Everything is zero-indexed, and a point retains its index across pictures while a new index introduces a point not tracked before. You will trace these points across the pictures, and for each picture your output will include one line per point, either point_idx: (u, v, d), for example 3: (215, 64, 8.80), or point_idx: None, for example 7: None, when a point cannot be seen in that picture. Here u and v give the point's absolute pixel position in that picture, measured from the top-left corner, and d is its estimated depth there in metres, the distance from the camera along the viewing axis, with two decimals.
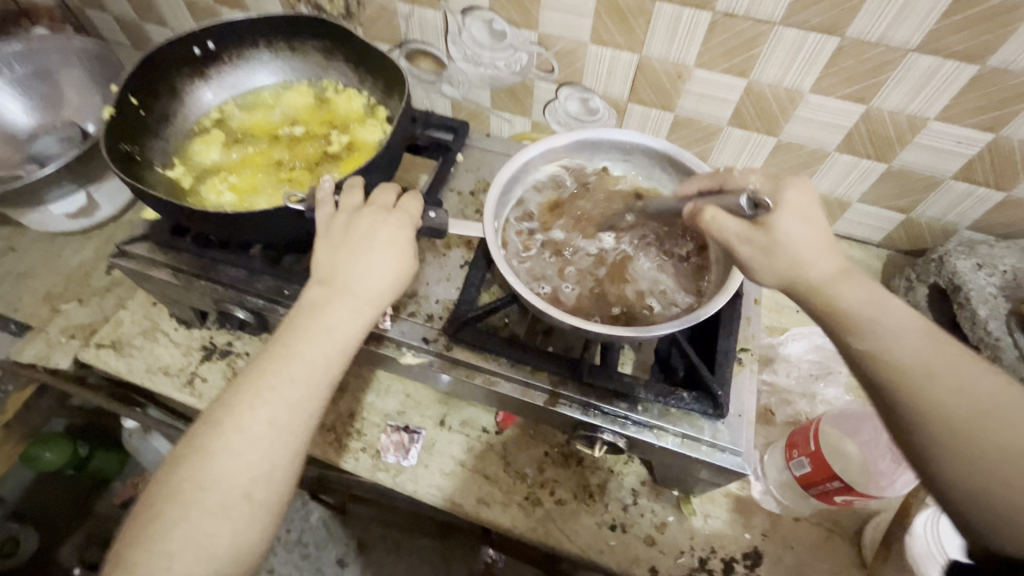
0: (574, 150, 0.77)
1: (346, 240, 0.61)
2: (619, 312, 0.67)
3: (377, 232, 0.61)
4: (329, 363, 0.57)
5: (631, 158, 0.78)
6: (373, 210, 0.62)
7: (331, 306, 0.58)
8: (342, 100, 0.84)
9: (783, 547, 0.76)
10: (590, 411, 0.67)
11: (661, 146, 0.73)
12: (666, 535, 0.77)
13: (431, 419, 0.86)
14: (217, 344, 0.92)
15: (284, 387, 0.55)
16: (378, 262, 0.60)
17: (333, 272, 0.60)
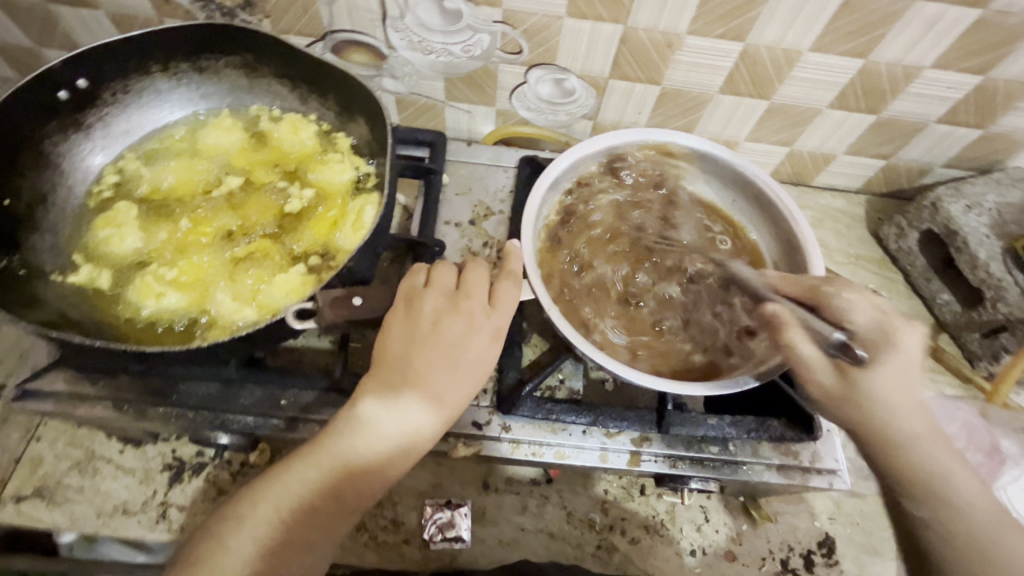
0: (601, 155, 0.66)
1: (425, 341, 0.46)
2: (690, 347, 0.60)
3: (468, 342, 0.47)
4: (367, 501, 0.46)
5: (665, 159, 0.68)
6: (472, 299, 0.49)
7: (380, 434, 0.45)
8: (285, 132, 0.66)
9: (852, 526, 0.77)
10: (676, 462, 0.60)
11: (703, 145, 0.64)
12: (744, 545, 0.75)
13: (473, 484, 0.75)
14: (184, 458, 0.73)
15: (300, 517, 0.44)
16: (462, 387, 0.46)
17: (401, 384, 0.46)
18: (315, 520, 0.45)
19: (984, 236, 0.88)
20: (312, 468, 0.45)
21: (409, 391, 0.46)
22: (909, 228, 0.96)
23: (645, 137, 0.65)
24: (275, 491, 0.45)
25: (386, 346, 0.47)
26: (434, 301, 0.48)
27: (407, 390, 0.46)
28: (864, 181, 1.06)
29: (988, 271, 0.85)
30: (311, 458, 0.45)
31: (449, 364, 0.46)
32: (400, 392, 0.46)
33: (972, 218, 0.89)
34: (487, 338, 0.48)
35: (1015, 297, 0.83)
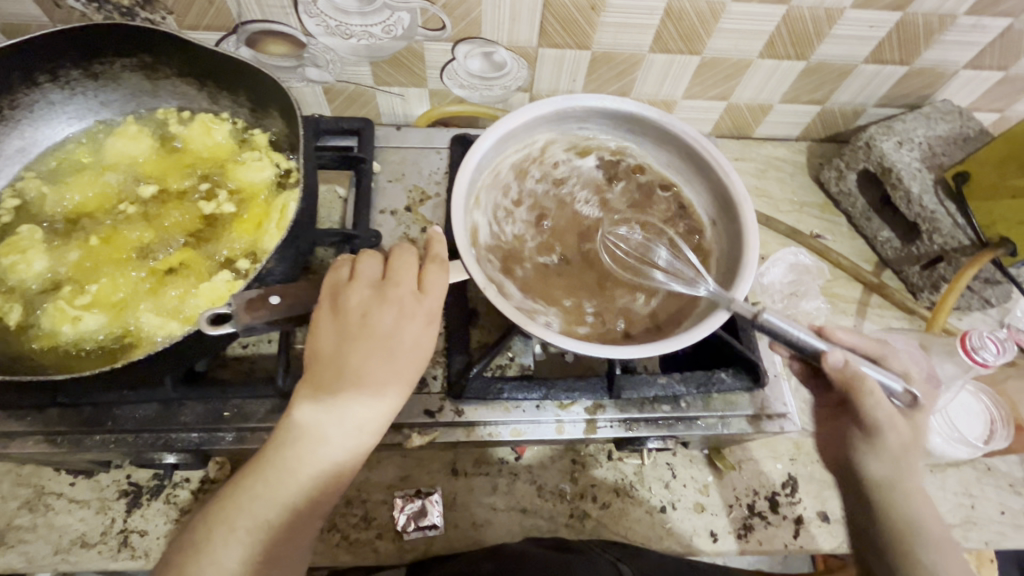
0: (530, 127, 0.64)
1: (357, 335, 0.45)
2: (635, 311, 0.60)
3: (403, 330, 0.46)
4: (321, 499, 0.45)
5: (596, 123, 0.67)
6: (400, 286, 0.47)
7: (326, 437, 0.44)
8: (197, 133, 0.63)
9: (811, 463, 0.80)
10: (631, 424, 0.61)
11: (631, 107, 0.63)
12: (712, 496, 0.77)
13: (442, 471, 0.75)
14: (142, 482, 0.71)
15: (260, 533, 0.43)
16: (403, 375, 0.46)
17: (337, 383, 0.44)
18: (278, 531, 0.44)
19: (917, 170, 0.90)
20: (262, 481, 0.44)
21: (345, 389, 0.44)
22: (847, 170, 0.97)
23: (572, 103, 0.63)
24: (230, 513, 0.43)
25: (317, 346, 0.46)
26: (361, 293, 0.47)
27: (345, 389, 0.44)
28: (802, 129, 1.07)
29: (922, 204, 0.87)
30: (260, 471, 0.44)
31: (385, 355, 0.45)
32: (337, 392, 0.44)
33: (903, 154, 0.91)
34: (421, 323, 0.46)
35: (948, 227, 0.86)
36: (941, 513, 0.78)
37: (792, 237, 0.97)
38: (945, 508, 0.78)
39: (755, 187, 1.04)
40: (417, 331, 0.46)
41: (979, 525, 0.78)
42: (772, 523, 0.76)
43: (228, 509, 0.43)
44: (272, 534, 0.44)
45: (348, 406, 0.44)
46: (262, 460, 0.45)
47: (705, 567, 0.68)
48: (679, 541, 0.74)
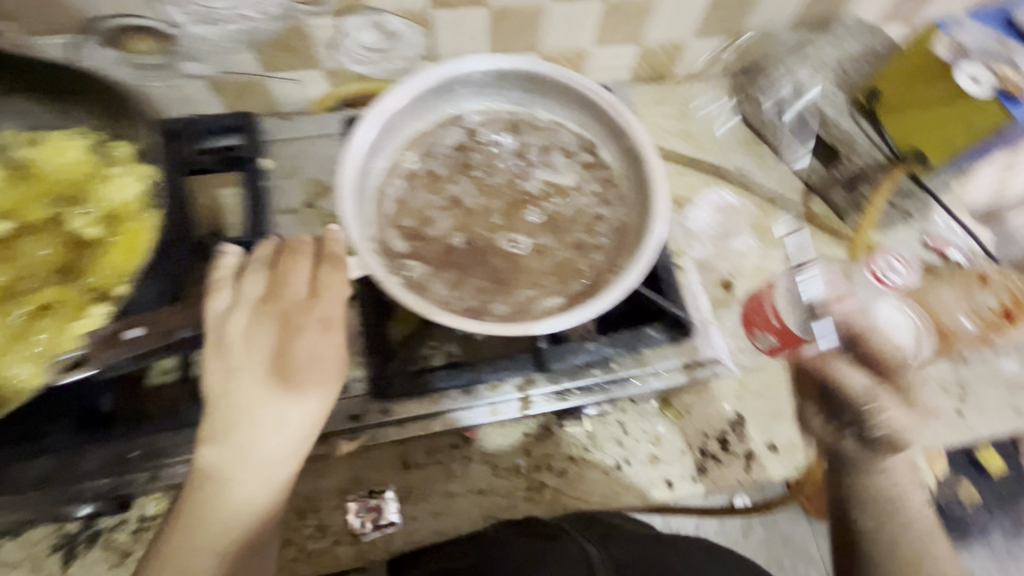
0: (422, 99, 0.60)
1: (256, 365, 0.44)
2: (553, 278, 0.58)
3: (298, 349, 0.43)
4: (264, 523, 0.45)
5: (498, 88, 0.63)
6: (291, 300, 0.45)
7: (239, 475, 0.43)
8: (47, 157, 0.57)
9: (756, 398, 0.81)
10: (566, 394, 0.60)
11: (525, 64, 0.59)
12: (665, 445, 0.78)
13: (392, 467, 0.74)
14: (74, 532, 0.67)
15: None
16: (309, 399, 0.43)
17: (241, 419, 0.43)
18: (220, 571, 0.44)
19: (830, 92, 0.89)
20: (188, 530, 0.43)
21: (258, 425, 0.43)
22: (766, 101, 0.96)
23: (467, 67, 0.59)
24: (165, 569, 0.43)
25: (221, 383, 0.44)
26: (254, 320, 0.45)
27: (250, 424, 0.43)
28: (720, 64, 1.04)
29: (838, 125, 0.87)
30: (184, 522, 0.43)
31: (285, 380, 0.43)
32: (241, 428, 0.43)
33: (817, 77, 0.90)
34: (320, 339, 0.44)
35: (864, 145, 0.86)
36: None
37: (719, 177, 0.96)
38: None
39: (679, 130, 1.02)
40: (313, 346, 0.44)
41: (916, 432, 0.82)
42: (724, 462, 0.78)
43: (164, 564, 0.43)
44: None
45: (258, 441, 0.43)
46: (188, 500, 0.44)
47: (676, 539, 0.74)
48: (636, 495, 0.75)
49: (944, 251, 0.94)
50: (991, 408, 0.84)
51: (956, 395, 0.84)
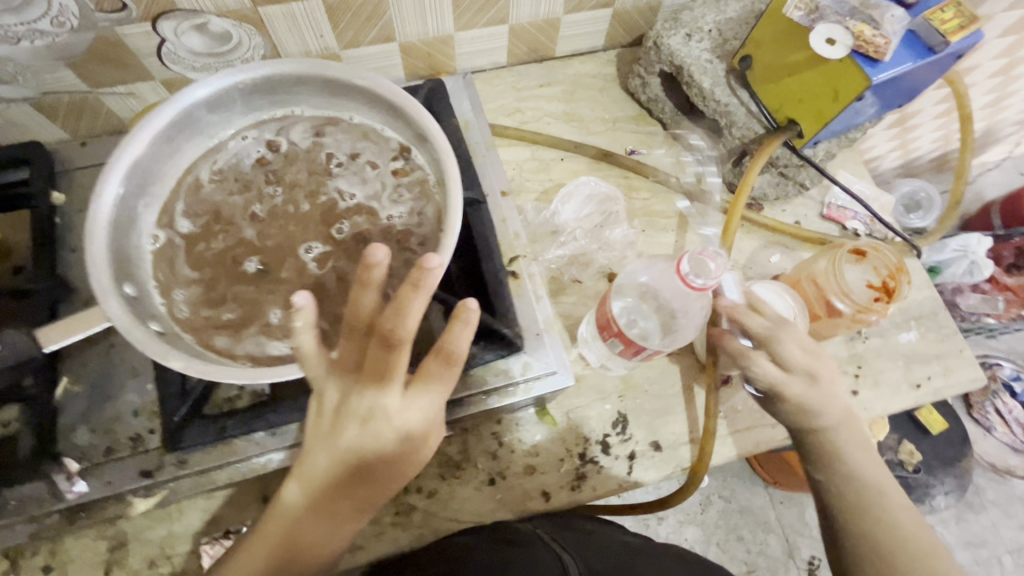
0: (197, 112, 0.55)
1: (337, 430, 0.47)
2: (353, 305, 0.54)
3: (370, 437, 0.47)
4: (394, 478, 0.51)
5: (299, 93, 0.58)
6: (370, 371, 0.45)
7: (342, 441, 0.47)
8: None
9: (640, 395, 0.78)
10: None
11: (303, 65, 0.54)
12: (542, 454, 0.74)
13: (251, 504, 0.70)
14: None
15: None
16: (434, 430, 0.51)
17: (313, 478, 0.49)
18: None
19: (707, 63, 0.83)
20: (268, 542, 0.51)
21: (395, 450, 0.48)
22: (648, 76, 0.90)
23: (246, 74, 0.53)
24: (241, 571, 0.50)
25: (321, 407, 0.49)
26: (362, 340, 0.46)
27: (425, 440, 0.49)
28: (605, 37, 0.97)
29: (716, 98, 0.81)
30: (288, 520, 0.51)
31: (365, 459, 0.48)
32: (356, 466, 0.48)
33: (692, 47, 0.83)
34: (398, 422, 0.47)
35: (742, 117, 0.80)
36: (770, 412, 0.78)
37: (604, 160, 0.91)
38: None
39: (565, 113, 0.96)
40: (400, 421, 0.47)
41: None
42: (605, 466, 0.74)
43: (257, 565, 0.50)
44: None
45: (339, 484, 0.49)
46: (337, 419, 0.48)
47: (643, 546, 0.73)
48: (510, 509, 0.72)
49: (842, 222, 0.90)
50: (887, 382, 0.81)
51: (851, 373, 0.80)
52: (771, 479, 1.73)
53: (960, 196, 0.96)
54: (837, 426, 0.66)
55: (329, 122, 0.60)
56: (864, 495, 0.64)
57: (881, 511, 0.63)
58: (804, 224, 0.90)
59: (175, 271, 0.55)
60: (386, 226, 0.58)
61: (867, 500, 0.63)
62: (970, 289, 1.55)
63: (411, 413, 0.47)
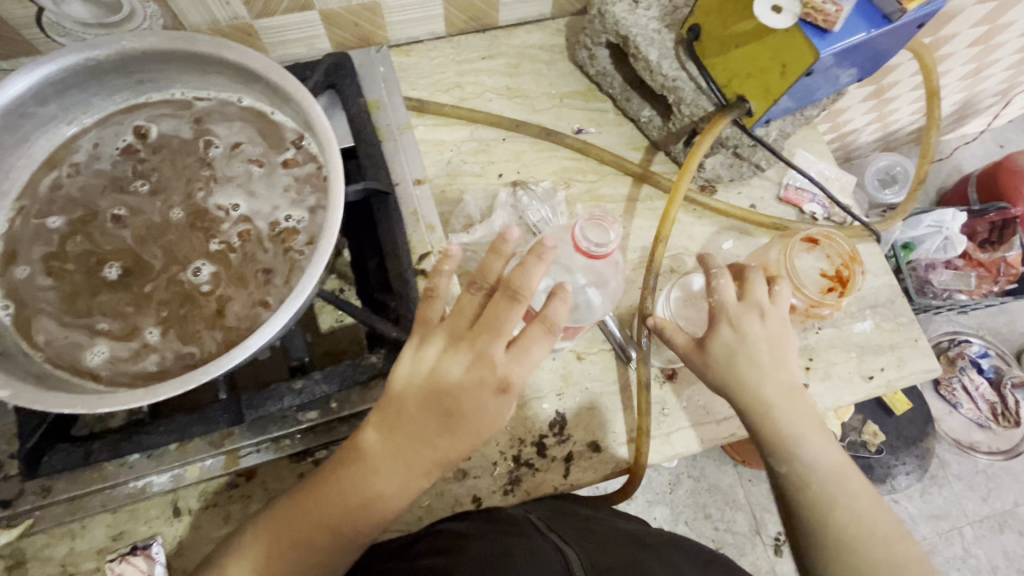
0: (63, 87, 0.54)
1: (426, 360, 0.56)
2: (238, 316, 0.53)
3: (472, 382, 0.54)
4: (464, 445, 0.55)
5: (172, 71, 0.57)
6: (486, 317, 0.55)
7: (446, 378, 0.54)
8: None
9: (580, 393, 0.74)
10: (280, 445, 0.64)
11: (165, 39, 0.52)
12: (475, 457, 0.70)
13: (159, 517, 0.65)
14: None
15: (319, 531, 0.55)
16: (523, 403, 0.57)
17: (403, 425, 0.55)
18: (334, 532, 0.56)
19: (654, 32, 0.76)
20: (347, 474, 0.56)
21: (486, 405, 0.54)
22: (594, 47, 0.83)
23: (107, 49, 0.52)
24: (322, 497, 0.56)
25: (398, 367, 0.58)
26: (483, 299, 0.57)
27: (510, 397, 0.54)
28: (552, 4, 0.90)
29: (663, 72, 0.74)
30: (370, 456, 0.56)
31: (464, 399, 0.54)
32: (448, 407, 0.54)
33: (639, 15, 0.76)
34: (496, 366, 0.54)
35: (690, 93, 0.74)
36: (715, 409, 0.74)
37: (548, 141, 0.85)
38: (720, 403, 0.75)
39: (508, 88, 0.89)
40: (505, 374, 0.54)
41: None
42: (540, 469, 0.71)
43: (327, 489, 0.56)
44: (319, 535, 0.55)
45: (436, 426, 0.55)
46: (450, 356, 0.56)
47: (649, 539, 0.64)
48: (438, 516, 0.68)
49: (799, 205, 0.85)
50: (839, 374, 0.77)
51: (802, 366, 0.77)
52: (740, 457, 1.72)
53: (924, 174, 0.91)
54: (791, 390, 0.60)
55: (220, 105, 0.58)
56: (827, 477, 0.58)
57: (839, 497, 0.58)
58: (759, 207, 0.85)
59: (41, 282, 0.54)
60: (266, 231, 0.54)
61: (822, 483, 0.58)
62: (944, 266, 1.49)
63: (513, 364, 0.54)
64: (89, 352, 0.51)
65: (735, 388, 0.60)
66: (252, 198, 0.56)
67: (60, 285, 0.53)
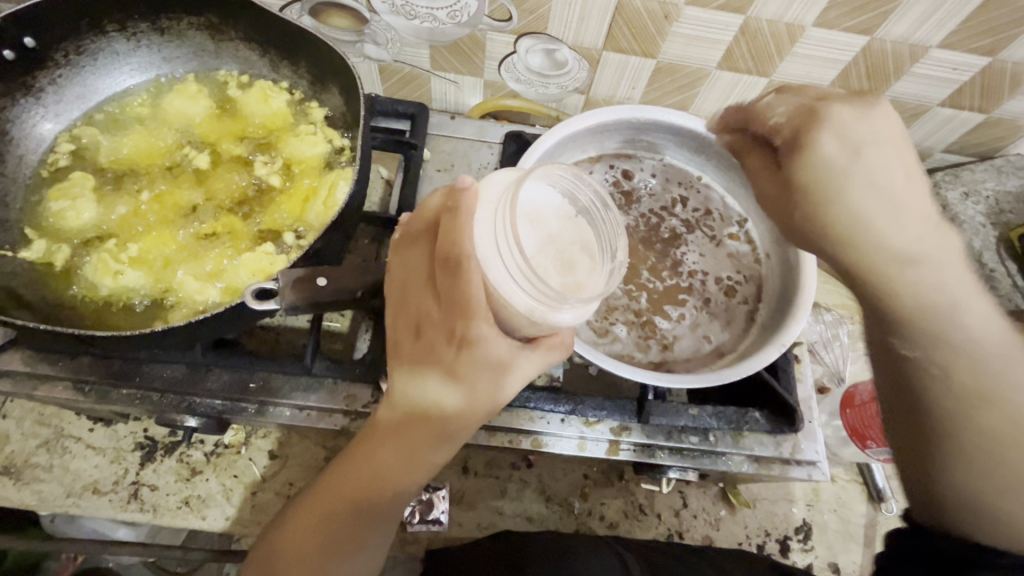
0: (593, 134, 0.63)
1: (404, 357, 0.43)
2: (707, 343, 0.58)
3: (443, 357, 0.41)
4: (488, 405, 0.43)
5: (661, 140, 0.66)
6: (436, 319, 0.41)
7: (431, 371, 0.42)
8: (253, 100, 0.61)
9: (829, 513, 0.77)
10: (654, 452, 0.59)
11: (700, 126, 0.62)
12: (722, 531, 0.75)
13: (452, 468, 0.74)
14: (158, 438, 0.71)
15: (354, 502, 0.47)
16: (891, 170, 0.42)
17: (401, 379, 0.44)
18: (369, 495, 0.47)
19: (980, 224, 0.90)
20: (328, 493, 0.47)
21: (479, 372, 0.41)
22: None
23: (649, 119, 0.62)
24: (331, 479, 0.48)
25: (459, 254, 0.39)
26: (423, 258, 0.43)
27: (508, 361, 0.42)
28: None
29: (982, 260, 0.88)
30: (355, 449, 0.47)
31: (424, 364, 0.42)
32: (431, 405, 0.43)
33: (969, 206, 0.90)
34: (463, 334, 0.40)
35: (1005, 286, 0.87)
36: None
37: None
38: None
39: None
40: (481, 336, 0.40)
41: None
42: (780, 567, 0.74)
43: (363, 445, 0.47)
44: (360, 495, 0.47)
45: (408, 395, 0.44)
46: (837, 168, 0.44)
47: None
48: None
49: None
50: None
51: None
52: None
53: None
54: (914, 253, 0.43)
55: (681, 172, 0.66)
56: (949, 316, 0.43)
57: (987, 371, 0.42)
58: None
59: None
60: (707, 297, 0.60)
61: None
62: None
63: (495, 338, 0.41)
64: None
65: (891, 303, 0.44)
66: (703, 256, 0.62)
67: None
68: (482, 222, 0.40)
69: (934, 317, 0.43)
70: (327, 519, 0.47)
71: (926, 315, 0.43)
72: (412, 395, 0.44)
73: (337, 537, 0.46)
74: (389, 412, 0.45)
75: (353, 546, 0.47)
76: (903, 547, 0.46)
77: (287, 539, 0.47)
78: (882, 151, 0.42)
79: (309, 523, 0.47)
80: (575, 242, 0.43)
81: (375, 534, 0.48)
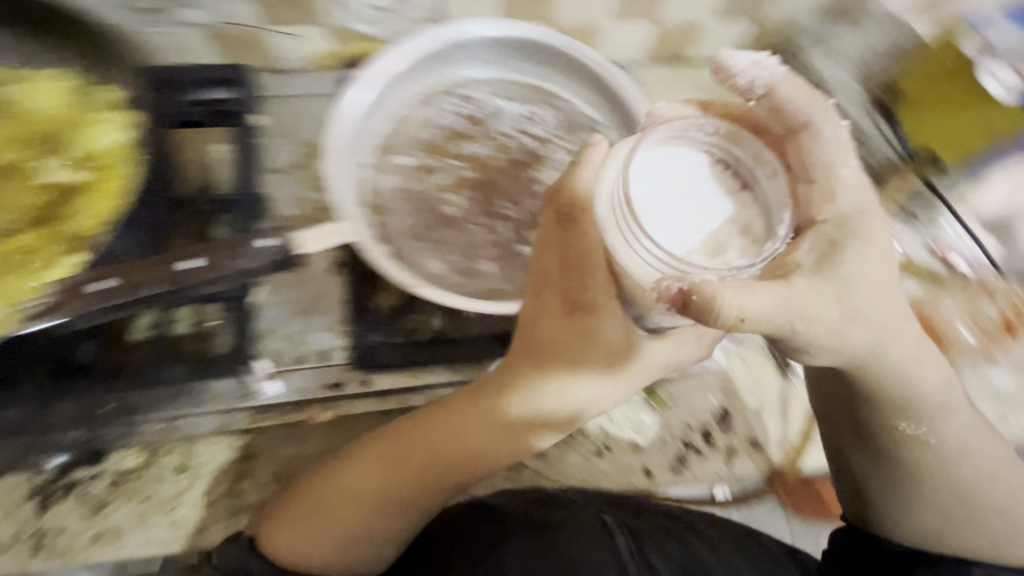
0: (428, 64, 0.58)
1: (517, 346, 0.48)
2: None
3: (561, 344, 0.46)
4: (617, 389, 0.49)
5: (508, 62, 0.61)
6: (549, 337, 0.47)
7: (561, 345, 0.46)
8: (35, 99, 0.55)
9: (745, 396, 0.80)
10: None
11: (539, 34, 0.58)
12: (648, 435, 0.77)
13: None
14: (51, 481, 0.67)
15: (376, 491, 0.51)
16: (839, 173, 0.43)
17: (521, 345, 0.48)
18: (444, 471, 0.51)
19: (849, 87, 0.81)
20: (376, 463, 0.51)
21: (589, 342, 0.46)
22: None
23: (473, 36, 0.57)
24: (406, 438, 0.51)
25: (572, 207, 0.43)
26: (551, 231, 0.46)
27: (624, 351, 0.47)
28: None
29: (858, 125, 0.80)
30: (444, 408, 0.51)
31: (556, 353, 0.47)
32: (561, 359, 0.47)
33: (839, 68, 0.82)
34: (580, 302, 0.45)
35: (881, 147, 0.79)
36: None
37: None
38: None
39: None
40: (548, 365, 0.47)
41: None
42: (705, 454, 0.77)
43: (459, 414, 0.51)
44: (422, 478, 0.51)
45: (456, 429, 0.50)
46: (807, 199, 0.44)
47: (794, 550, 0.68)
48: (612, 482, 0.76)
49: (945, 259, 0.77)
50: None
51: None
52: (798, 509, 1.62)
53: None
54: (912, 353, 0.46)
55: (531, 89, 0.62)
56: (942, 408, 0.50)
57: (958, 459, 0.51)
58: None
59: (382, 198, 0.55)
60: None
61: (966, 488, 0.51)
62: None
63: (612, 316, 0.45)
64: (422, 263, 0.53)
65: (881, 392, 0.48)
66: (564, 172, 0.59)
67: (406, 208, 0.55)
68: (606, 180, 0.43)
69: (961, 495, 0.51)
70: (381, 471, 0.51)
71: (928, 430, 0.50)
72: (537, 342, 0.47)
73: (389, 503, 0.51)
74: (504, 362, 0.50)
75: (371, 501, 0.51)
76: (853, 545, 0.57)
77: (333, 496, 0.51)
78: (861, 247, 0.41)
79: (330, 484, 0.52)
80: (656, 197, 0.42)
81: (383, 511, 0.51)
